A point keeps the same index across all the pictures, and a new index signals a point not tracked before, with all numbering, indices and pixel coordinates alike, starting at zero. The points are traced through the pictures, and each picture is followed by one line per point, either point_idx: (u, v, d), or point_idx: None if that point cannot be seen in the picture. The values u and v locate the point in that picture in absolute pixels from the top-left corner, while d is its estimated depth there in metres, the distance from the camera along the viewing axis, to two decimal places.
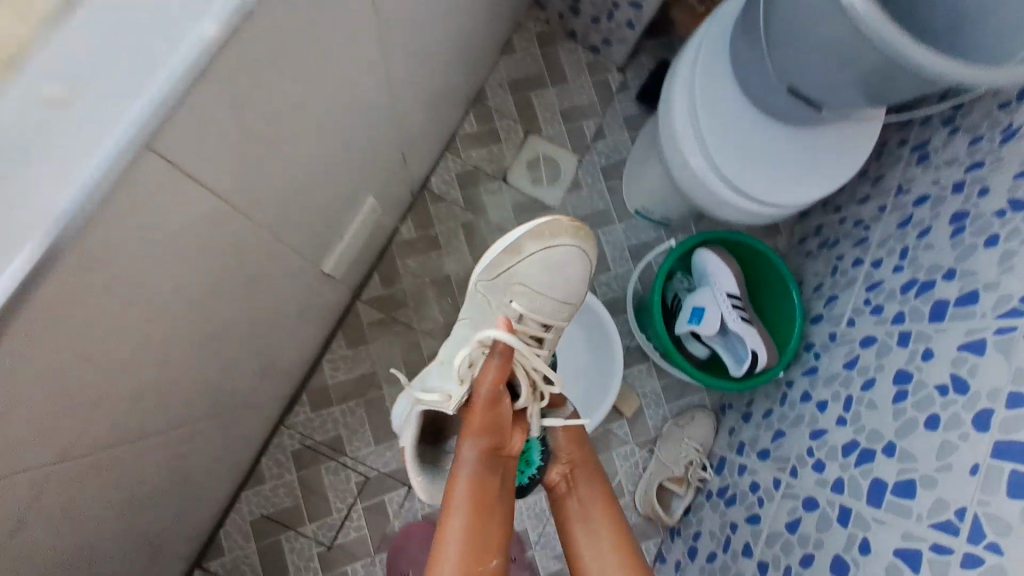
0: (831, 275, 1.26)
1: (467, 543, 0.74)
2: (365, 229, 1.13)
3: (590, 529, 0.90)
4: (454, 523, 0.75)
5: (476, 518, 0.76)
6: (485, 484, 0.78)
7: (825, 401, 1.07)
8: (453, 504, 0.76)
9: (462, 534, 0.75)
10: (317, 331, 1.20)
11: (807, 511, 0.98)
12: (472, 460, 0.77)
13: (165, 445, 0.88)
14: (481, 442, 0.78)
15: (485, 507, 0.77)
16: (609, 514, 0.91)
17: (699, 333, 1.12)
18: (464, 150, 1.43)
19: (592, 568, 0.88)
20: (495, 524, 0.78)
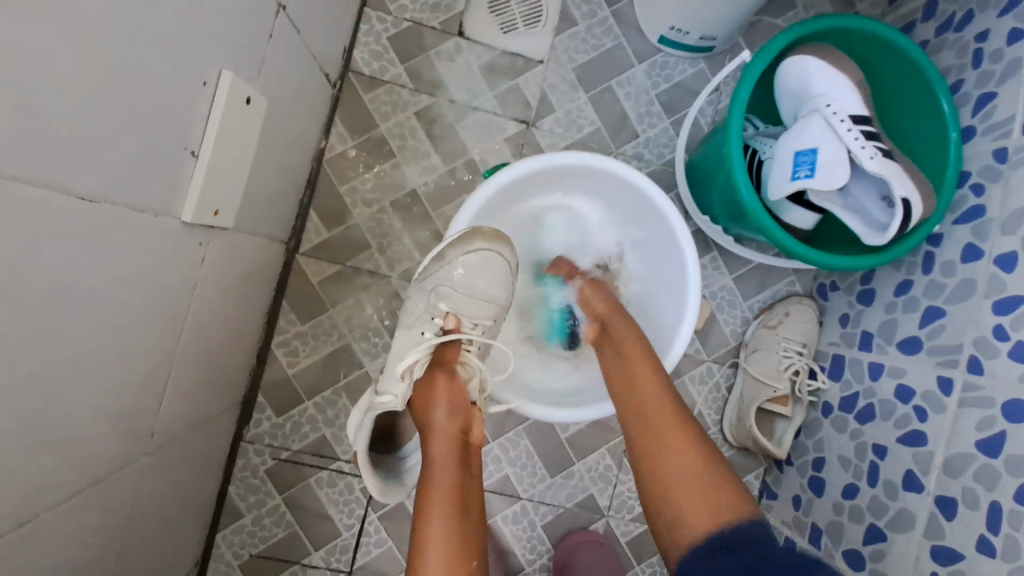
0: (978, 61, 0.82)
1: (449, 560, 0.56)
2: (267, 145, 0.71)
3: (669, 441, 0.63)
4: (428, 532, 0.57)
5: (452, 522, 0.58)
6: (456, 473, 0.61)
7: (1013, 254, 0.70)
8: (427, 504, 0.59)
9: (435, 546, 0.56)
10: (246, 310, 0.82)
11: (1020, 424, 0.65)
12: (440, 438, 0.63)
13: (61, 553, 0.54)
14: (443, 420, 0.64)
15: (467, 506, 0.60)
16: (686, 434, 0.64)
17: (806, 192, 0.73)
18: (391, 2, 0.96)
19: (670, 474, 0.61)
20: (475, 526, 0.59)
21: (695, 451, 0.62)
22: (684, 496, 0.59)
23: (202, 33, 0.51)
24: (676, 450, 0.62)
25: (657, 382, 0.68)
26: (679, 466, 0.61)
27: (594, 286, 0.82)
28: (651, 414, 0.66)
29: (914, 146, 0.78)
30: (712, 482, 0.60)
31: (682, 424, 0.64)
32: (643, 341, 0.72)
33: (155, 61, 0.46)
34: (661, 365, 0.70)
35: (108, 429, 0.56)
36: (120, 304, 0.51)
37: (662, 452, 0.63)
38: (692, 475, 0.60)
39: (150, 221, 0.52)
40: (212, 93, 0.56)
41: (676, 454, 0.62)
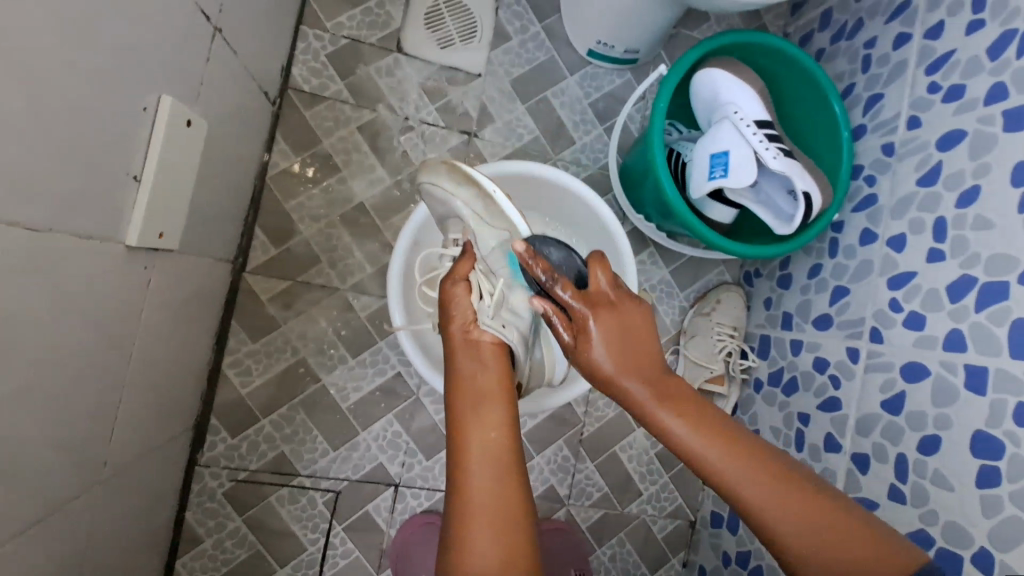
0: (864, 68, 0.93)
1: (490, 439, 0.56)
2: (209, 165, 0.72)
3: (746, 477, 0.55)
4: (459, 429, 0.58)
5: (478, 414, 0.58)
6: (475, 374, 0.61)
7: (902, 235, 0.81)
8: (456, 405, 0.59)
9: (474, 450, 0.56)
10: (195, 330, 0.81)
11: (912, 383, 0.75)
12: (459, 345, 0.63)
13: None
14: (458, 332, 0.64)
15: (494, 405, 0.59)
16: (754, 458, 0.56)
17: (724, 190, 0.80)
18: (328, 19, 0.97)
19: (771, 517, 0.54)
20: (501, 414, 0.58)
21: (777, 474, 0.56)
22: (796, 537, 0.53)
23: (142, 60, 0.52)
24: (767, 490, 0.55)
25: (656, 378, 0.60)
26: (766, 498, 0.55)
27: (621, 326, 0.60)
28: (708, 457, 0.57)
29: (812, 146, 0.88)
30: (815, 504, 0.54)
31: (755, 462, 0.56)
32: (677, 392, 0.60)
33: (91, 89, 0.47)
34: (685, 388, 0.61)
35: (61, 460, 0.55)
36: (68, 332, 0.51)
37: (728, 476, 0.56)
38: (814, 531, 0.53)
39: (94, 247, 0.52)
40: (150, 119, 0.56)
41: (770, 491, 0.55)
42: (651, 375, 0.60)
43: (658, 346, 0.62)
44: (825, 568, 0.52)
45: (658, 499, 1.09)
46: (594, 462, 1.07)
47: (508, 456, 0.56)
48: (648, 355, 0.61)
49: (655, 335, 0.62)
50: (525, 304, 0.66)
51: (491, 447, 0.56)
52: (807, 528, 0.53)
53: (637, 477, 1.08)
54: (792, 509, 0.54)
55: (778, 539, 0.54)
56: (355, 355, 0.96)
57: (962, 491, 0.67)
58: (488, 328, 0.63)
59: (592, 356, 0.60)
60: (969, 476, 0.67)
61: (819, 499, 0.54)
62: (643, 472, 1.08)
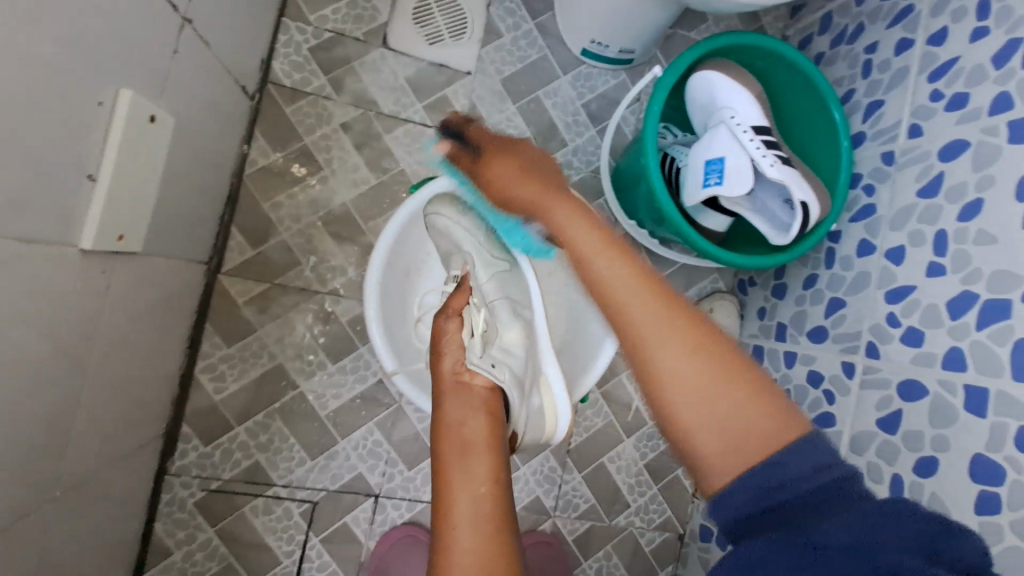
0: (864, 73, 0.91)
1: (479, 495, 0.53)
2: (179, 163, 0.68)
3: (662, 342, 0.54)
4: (446, 479, 0.55)
5: (467, 465, 0.55)
6: (463, 421, 0.59)
7: (901, 248, 0.78)
8: (442, 453, 0.57)
9: (460, 505, 0.52)
10: (164, 335, 0.78)
11: (910, 402, 0.72)
12: (449, 393, 0.62)
13: None
14: (453, 382, 0.63)
15: (482, 447, 0.57)
16: (690, 339, 0.53)
17: (719, 198, 0.77)
18: (311, 11, 0.94)
19: (681, 402, 0.52)
20: (486, 463, 0.55)
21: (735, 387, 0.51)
22: (693, 416, 0.51)
23: (102, 52, 0.49)
24: (688, 364, 0.52)
25: (664, 303, 0.56)
26: (728, 410, 0.51)
27: (569, 219, 0.65)
28: (658, 383, 0.53)
29: (810, 153, 0.85)
30: (749, 397, 0.51)
31: (713, 361, 0.52)
32: (637, 288, 0.57)
33: (40, 83, 0.43)
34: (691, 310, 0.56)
35: (8, 478, 0.52)
36: (13, 344, 0.47)
37: (691, 417, 0.51)
38: (729, 424, 0.50)
39: (42, 252, 0.48)
40: (109, 114, 0.53)
41: (692, 366, 0.52)
42: (656, 293, 0.57)
43: (649, 271, 0.59)
44: (744, 466, 0.48)
45: (646, 512, 1.06)
46: (581, 474, 1.04)
47: (499, 511, 0.52)
48: (642, 272, 0.59)
49: (637, 257, 0.61)
50: (517, 340, 0.69)
51: (477, 498, 0.53)
52: (721, 405, 0.51)
53: (625, 489, 1.05)
54: (713, 384, 0.52)
55: (669, 399, 0.53)
56: (334, 361, 0.93)
57: (959, 516, 0.65)
58: (477, 370, 0.63)
59: (597, 270, 0.60)
60: (966, 500, 0.64)
61: (745, 379, 0.52)
62: (631, 484, 1.06)
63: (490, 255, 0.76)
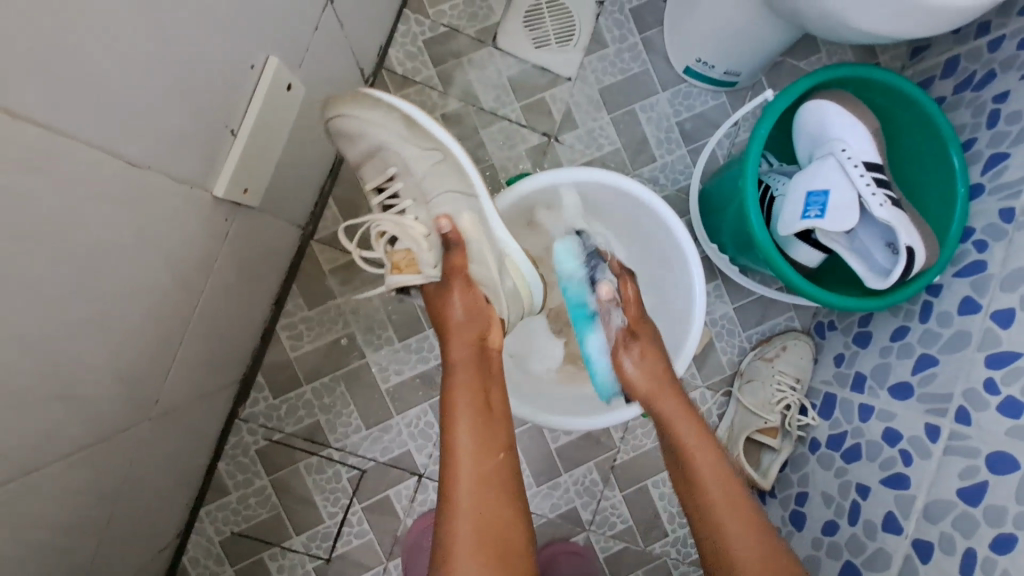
0: (990, 123, 0.85)
1: (491, 461, 0.61)
2: (300, 131, 0.73)
3: (717, 510, 0.63)
4: (459, 436, 0.61)
5: (485, 433, 0.62)
6: (478, 385, 0.64)
7: (1011, 310, 0.72)
8: (455, 409, 0.62)
9: (468, 463, 0.60)
10: (259, 287, 0.84)
11: (999, 475, 0.67)
12: (466, 358, 0.65)
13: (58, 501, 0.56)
14: (466, 331, 0.66)
15: (492, 414, 0.63)
16: (730, 497, 0.63)
17: (815, 232, 0.75)
18: (431, 6, 0.98)
19: (734, 541, 0.61)
20: (506, 433, 0.63)
21: (735, 506, 0.63)
22: (745, 555, 0.61)
23: (260, 22, 0.54)
24: (751, 541, 0.61)
25: (709, 449, 0.66)
26: (749, 538, 0.61)
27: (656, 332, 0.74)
28: (710, 513, 0.63)
29: (921, 198, 0.81)
30: (767, 543, 0.61)
31: (729, 480, 0.65)
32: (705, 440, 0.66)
33: (208, 39, 0.48)
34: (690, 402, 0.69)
35: (116, 391, 0.57)
36: (147, 269, 0.53)
37: (705, 475, 0.64)
38: (765, 573, 0.60)
39: (185, 193, 0.54)
40: (257, 78, 0.58)
41: (729, 492, 0.64)
42: (689, 409, 0.68)
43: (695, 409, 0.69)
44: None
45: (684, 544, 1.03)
46: (622, 492, 1.02)
47: (505, 473, 0.61)
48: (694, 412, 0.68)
49: (698, 413, 0.69)
50: (471, 222, 0.69)
51: (495, 463, 0.61)
52: (758, 559, 0.60)
53: (666, 517, 1.03)
54: (751, 540, 0.61)
55: (728, 541, 0.62)
56: (401, 339, 0.96)
57: None
58: (422, 260, 0.67)
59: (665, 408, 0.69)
60: None
61: (761, 523, 0.63)
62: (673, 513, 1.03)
63: (417, 148, 0.68)
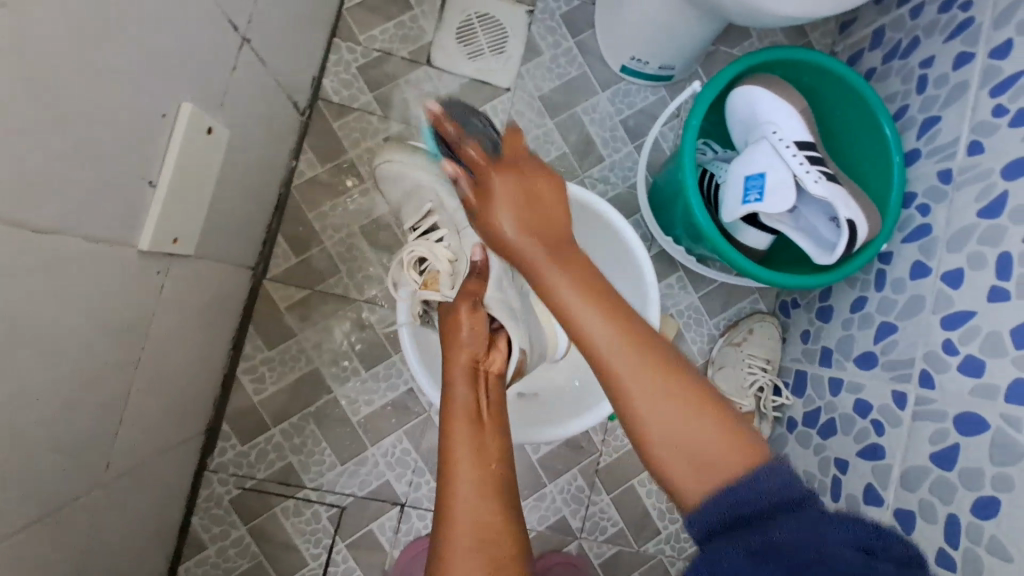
0: (919, 89, 0.87)
1: (487, 472, 0.55)
2: (233, 172, 0.72)
3: (650, 400, 0.49)
4: (455, 452, 0.55)
5: (478, 445, 0.56)
6: (475, 404, 0.59)
7: (960, 271, 0.73)
8: (452, 428, 0.57)
9: (467, 472, 0.54)
10: (211, 334, 0.82)
11: (968, 435, 0.67)
12: (461, 374, 0.61)
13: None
14: (466, 354, 0.62)
15: (493, 428, 0.58)
16: (655, 364, 0.50)
17: (759, 215, 0.75)
18: (361, 32, 0.98)
19: (644, 416, 0.50)
20: (498, 444, 0.57)
21: (688, 397, 0.50)
22: (666, 437, 0.49)
23: (168, 70, 0.53)
24: (659, 387, 0.50)
25: (622, 323, 0.52)
26: (681, 419, 0.49)
27: (524, 187, 0.57)
28: (641, 424, 0.50)
29: (860, 169, 0.82)
30: (711, 429, 0.48)
31: (650, 355, 0.51)
32: (612, 296, 0.53)
33: (110, 94, 0.47)
34: (601, 277, 0.54)
35: (59, 463, 0.55)
36: (75, 334, 0.51)
37: (644, 408, 0.50)
38: (698, 469, 0.48)
39: (108, 251, 0.52)
40: (172, 125, 0.57)
41: (667, 402, 0.49)
42: (604, 305, 0.52)
43: (601, 274, 0.55)
44: (707, 489, 0.47)
45: (677, 540, 1.02)
46: (609, 495, 1.01)
47: (505, 487, 0.55)
48: (592, 287, 0.53)
49: (620, 302, 0.53)
50: None
51: (489, 478, 0.54)
52: (668, 419, 0.49)
53: (656, 514, 1.02)
54: (668, 401, 0.49)
55: (653, 440, 0.50)
56: (368, 368, 0.95)
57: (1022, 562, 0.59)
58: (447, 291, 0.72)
59: (559, 291, 0.53)
60: None
61: (684, 382, 0.50)
62: (662, 510, 1.02)
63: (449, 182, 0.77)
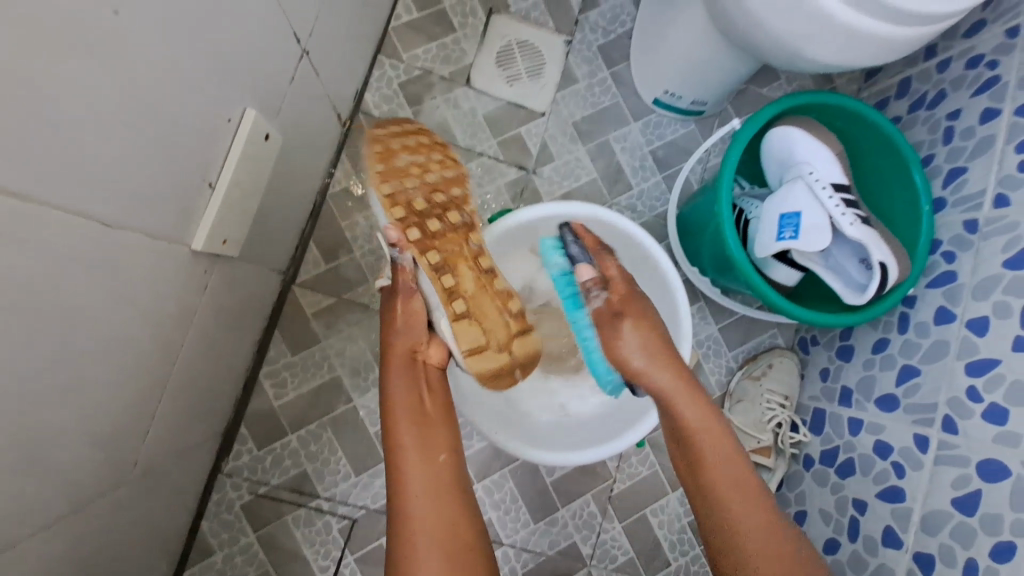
0: (946, 139, 0.89)
1: (434, 471, 0.63)
2: (279, 178, 0.73)
3: (738, 506, 0.63)
4: (403, 449, 0.64)
5: (422, 441, 0.64)
6: (416, 396, 0.66)
7: (986, 318, 0.74)
8: (397, 428, 0.65)
9: (416, 469, 0.63)
10: (240, 336, 0.82)
11: (991, 482, 0.67)
12: (399, 367, 0.67)
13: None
14: (406, 341, 0.67)
15: (437, 418, 0.66)
16: (758, 506, 0.63)
17: (792, 253, 0.77)
18: (404, 50, 1.00)
19: (746, 542, 0.62)
20: (444, 438, 0.65)
21: (794, 559, 0.62)
22: None
23: (234, 76, 0.54)
24: (768, 544, 0.62)
25: (733, 458, 0.65)
26: (771, 572, 0.61)
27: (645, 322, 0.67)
28: (739, 537, 0.63)
29: (890, 214, 0.83)
30: (805, 573, 0.61)
31: (761, 499, 0.64)
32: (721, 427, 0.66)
33: (184, 97, 0.48)
34: (725, 420, 0.66)
35: (94, 455, 0.54)
36: (122, 329, 0.51)
37: (744, 527, 0.63)
38: None
39: (163, 248, 0.53)
40: (234, 129, 0.58)
41: (769, 550, 0.62)
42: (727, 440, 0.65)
43: (716, 411, 0.66)
44: None
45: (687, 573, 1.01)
46: (621, 523, 1.00)
47: (449, 479, 0.64)
48: (716, 423, 0.66)
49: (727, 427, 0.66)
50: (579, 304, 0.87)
51: (435, 473, 0.63)
52: (776, 572, 0.61)
53: (667, 546, 1.01)
54: (773, 545, 0.62)
55: (742, 569, 0.62)
56: None
57: None
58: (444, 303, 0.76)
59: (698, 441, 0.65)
60: None
61: (782, 531, 0.63)
62: (673, 542, 1.01)
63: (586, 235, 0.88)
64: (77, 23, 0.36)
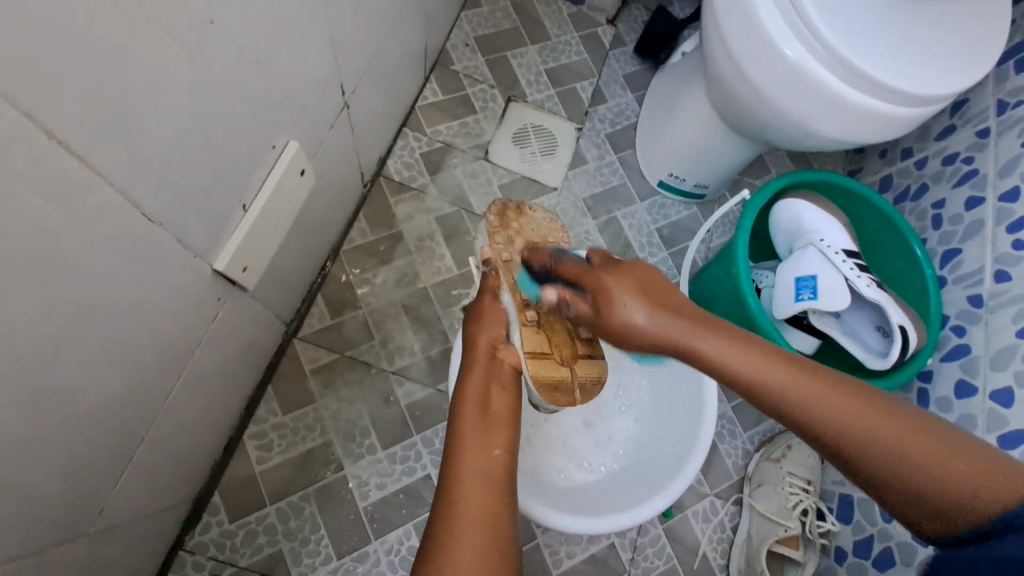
0: (935, 225, 0.95)
1: (490, 459, 0.52)
2: (302, 220, 0.73)
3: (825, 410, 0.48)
4: (461, 431, 0.54)
5: (480, 429, 0.54)
6: (488, 390, 0.58)
7: (1008, 389, 0.73)
8: (461, 411, 0.56)
9: (472, 454, 0.52)
10: (234, 385, 0.76)
11: None
12: (481, 362, 0.60)
13: None
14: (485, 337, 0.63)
15: (508, 414, 0.56)
16: (808, 374, 0.51)
17: (810, 315, 0.77)
18: (428, 125, 1.07)
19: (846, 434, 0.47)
20: (505, 434, 0.54)
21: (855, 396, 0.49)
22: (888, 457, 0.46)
23: (287, 107, 0.57)
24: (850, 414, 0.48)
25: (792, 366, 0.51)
26: (857, 418, 0.47)
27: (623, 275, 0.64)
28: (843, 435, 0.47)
29: (899, 286, 0.86)
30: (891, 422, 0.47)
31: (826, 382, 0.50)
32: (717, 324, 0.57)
33: (245, 113, 0.50)
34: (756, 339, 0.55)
35: (61, 488, 0.47)
36: (129, 341, 0.47)
37: (839, 421, 0.48)
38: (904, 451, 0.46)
39: (189, 261, 0.51)
40: (276, 157, 0.59)
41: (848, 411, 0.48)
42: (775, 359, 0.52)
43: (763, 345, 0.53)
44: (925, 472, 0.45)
45: None
46: None
47: (505, 472, 0.52)
48: (770, 353, 0.53)
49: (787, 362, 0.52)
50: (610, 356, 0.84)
51: (490, 462, 0.52)
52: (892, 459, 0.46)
53: None
54: (852, 416, 0.47)
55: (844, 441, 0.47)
56: (385, 447, 0.87)
57: None
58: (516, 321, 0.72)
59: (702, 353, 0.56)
60: None
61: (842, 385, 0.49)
62: None
63: None
64: (177, 17, 0.37)
